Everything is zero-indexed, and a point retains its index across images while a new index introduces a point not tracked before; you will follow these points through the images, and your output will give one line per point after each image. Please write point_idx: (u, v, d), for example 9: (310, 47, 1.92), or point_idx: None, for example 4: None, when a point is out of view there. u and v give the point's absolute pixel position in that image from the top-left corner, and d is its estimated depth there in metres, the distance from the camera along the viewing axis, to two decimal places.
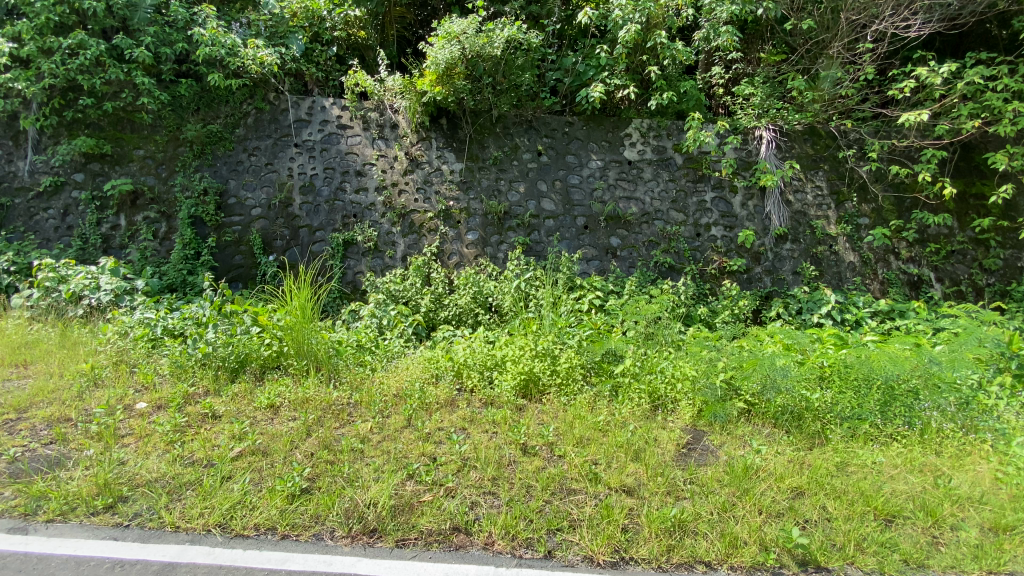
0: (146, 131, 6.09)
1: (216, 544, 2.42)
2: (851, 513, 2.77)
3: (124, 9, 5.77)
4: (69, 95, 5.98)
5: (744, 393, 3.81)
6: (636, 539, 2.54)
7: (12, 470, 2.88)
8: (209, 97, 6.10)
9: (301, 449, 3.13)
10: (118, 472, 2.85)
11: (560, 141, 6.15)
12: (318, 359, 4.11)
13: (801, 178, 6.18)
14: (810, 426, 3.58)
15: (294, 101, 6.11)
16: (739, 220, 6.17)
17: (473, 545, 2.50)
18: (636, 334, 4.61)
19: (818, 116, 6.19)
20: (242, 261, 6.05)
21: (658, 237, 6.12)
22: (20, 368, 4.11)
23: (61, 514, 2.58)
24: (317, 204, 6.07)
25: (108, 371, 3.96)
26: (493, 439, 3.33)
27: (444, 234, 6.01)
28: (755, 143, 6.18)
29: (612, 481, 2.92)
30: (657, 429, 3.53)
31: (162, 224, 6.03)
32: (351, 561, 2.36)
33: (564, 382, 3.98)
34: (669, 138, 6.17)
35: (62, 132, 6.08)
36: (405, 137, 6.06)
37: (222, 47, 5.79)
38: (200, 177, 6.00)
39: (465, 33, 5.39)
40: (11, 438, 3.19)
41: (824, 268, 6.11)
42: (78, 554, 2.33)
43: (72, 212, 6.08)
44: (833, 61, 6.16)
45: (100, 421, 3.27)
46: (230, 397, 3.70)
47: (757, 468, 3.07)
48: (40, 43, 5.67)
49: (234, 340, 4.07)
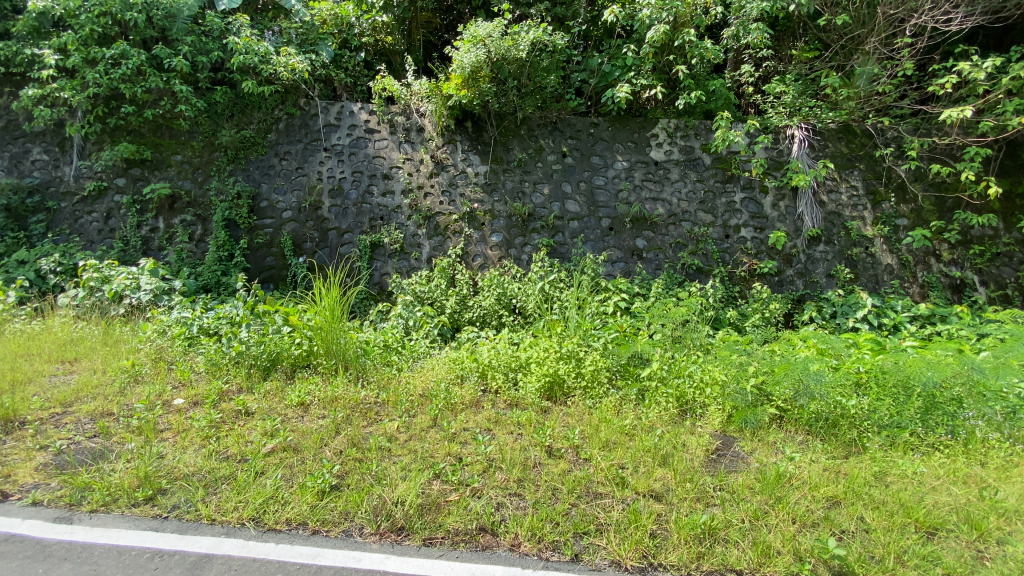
0: (183, 137, 6.30)
1: (251, 538, 2.49)
2: (891, 524, 2.67)
3: (164, 20, 6.02)
4: (112, 103, 6.22)
5: (776, 399, 3.71)
6: (664, 545, 2.50)
7: (59, 461, 3.02)
8: (243, 103, 6.28)
9: (331, 447, 3.18)
10: (157, 466, 2.95)
11: (585, 142, 6.12)
12: (347, 358, 4.19)
13: (835, 178, 5.99)
14: (846, 433, 3.46)
15: (323, 106, 6.24)
16: (769, 221, 6.02)
17: (501, 545, 2.50)
18: (663, 336, 4.54)
19: (854, 114, 5.99)
20: (273, 262, 6.20)
21: (685, 238, 6.03)
22: (65, 364, 4.30)
23: (104, 505, 2.68)
24: (346, 207, 6.19)
25: (147, 368, 4.11)
26: (518, 440, 3.33)
27: (468, 236, 6.06)
28: (786, 143, 6.01)
29: (639, 485, 2.88)
30: (686, 434, 3.46)
31: (197, 227, 6.24)
32: (380, 559, 2.39)
33: (589, 386, 3.93)
34: (697, 138, 6.06)
35: (105, 139, 6.36)
36: (430, 140, 6.12)
37: (255, 55, 5.98)
38: (234, 181, 6.19)
39: (491, 36, 5.41)
40: (58, 431, 3.33)
41: (860, 270, 5.91)
42: (120, 544, 2.43)
43: (114, 215, 6.35)
44: (869, 57, 5.96)
45: (141, 416, 3.40)
46: (262, 395, 3.79)
47: (790, 476, 2.99)
48: (85, 54, 5.90)
49: (267, 339, 4.16)
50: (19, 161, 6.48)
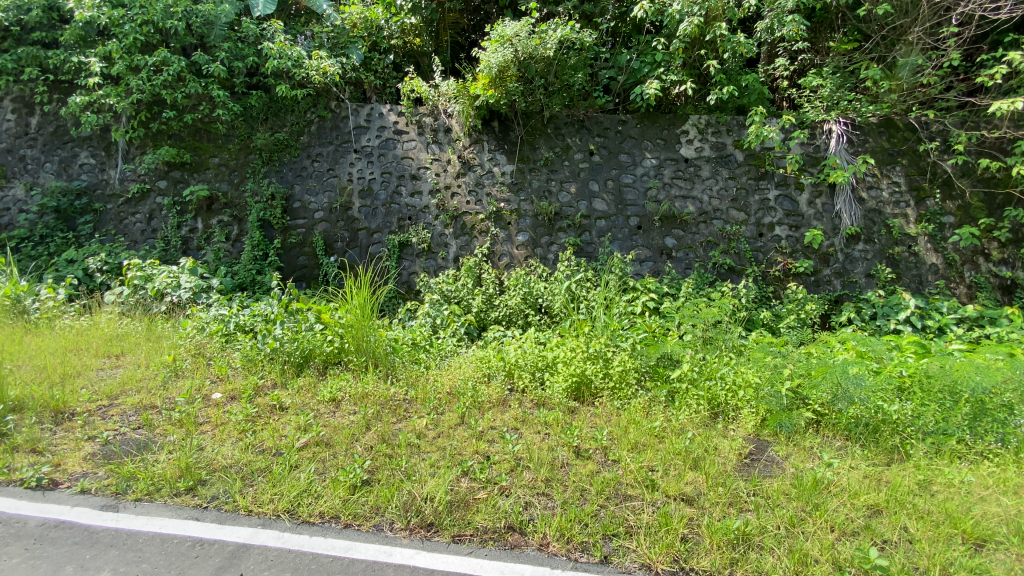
0: (220, 140, 6.52)
1: (285, 529, 2.55)
2: (936, 535, 2.55)
3: (203, 27, 6.26)
4: (154, 109, 6.47)
5: (813, 403, 3.58)
6: (696, 550, 2.45)
7: (106, 451, 3.17)
8: (277, 107, 6.45)
9: (361, 442, 3.24)
10: (198, 457, 3.06)
11: (612, 140, 6.05)
12: (376, 356, 4.28)
13: (875, 174, 5.76)
14: (887, 440, 3.32)
15: (353, 108, 6.34)
16: (805, 219, 5.83)
17: (529, 545, 2.49)
18: (693, 337, 4.45)
19: (896, 107, 5.73)
20: (306, 262, 6.36)
21: (717, 237, 5.90)
22: (112, 358, 4.51)
23: (148, 494, 2.79)
24: (375, 207, 6.29)
25: (187, 363, 4.27)
26: (546, 439, 3.32)
27: (494, 235, 6.08)
28: (823, 138, 5.79)
29: (670, 489, 2.83)
30: (718, 437, 3.38)
31: (233, 227, 6.45)
32: (410, 554, 2.42)
33: (617, 386, 3.88)
34: (729, 134, 5.91)
35: (148, 143, 6.62)
36: (458, 140, 6.16)
37: (289, 60, 6.13)
38: (269, 183, 6.37)
39: (518, 35, 5.39)
40: (105, 422, 3.50)
41: (902, 270, 5.67)
42: (163, 532, 2.53)
43: (156, 216, 6.62)
44: (912, 48, 5.72)
45: (181, 409, 3.53)
46: (296, 390, 3.89)
47: (828, 483, 2.89)
48: (129, 61, 6.15)
49: (300, 336, 4.26)
50: (68, 165, 6.81)
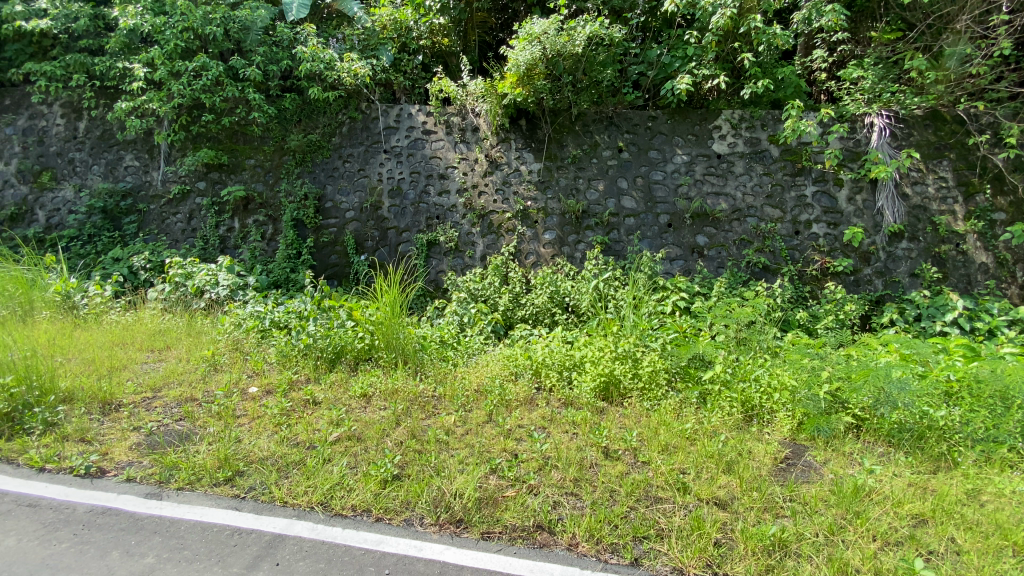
0: (256, 142, 6.72)
1: (319, 521, 2.61)
2: (986, 547, 2.43)
3: (240, 32, 6.46)
4: (194, 113, 6.71)
5: (853, 407, 3.45)
6: (730, 555, 2.39)
7: (151, 441, 3.31)
8: (309, 109, 6.60)
9: (392, 437, 3.29)
10: (236, 449, 3.16)
11: (642, 136, 5.95)
12: (406, 352, 4.36)
13: (921, 169, 5.50)
14: (934, 447, 3.18)
15: (383, 109, 6.43)
16: (845, 216, 5.62)
17: (559, 544, 2.48)
18: (727, 338, 4.34)
19: (943, 98, 5.44)
20: (338, 261, 6.50)
21: (751, 235, 5.75)
22: (156, 352, 4.70)
23: (189, 483, 2.90)
24: (404, 206, 6.38)
25: (226, 358, 4.42)
26: (574, 439, 3.30)
27: (521, 234, 6.07)
28: (865, 132, 5.56)
29: (702, 492, 2.77)
30: (752, 441, 3.30)
31: (268, 227, 6.64)
32: (440, 549, 2.44)
33: (647, 387, 3.83)
34: (764, 129, 5.74)
35: (188, 146, 6.87)
36: (485, 139, 6.18)
37: (320, 62, 6.26)
38: (302, 184, 6.53)
39: (547, 33, 5.38)
40: (149, 413, 3.65)
41: (949, 269, 5.41)
42: (203, 520, 2.63)
43: (195, 216, 6.87)
44: (960, 37, 5.43)
45: (220, 403, 3.66)
46: (328, 385, 3.98)
47: (870, 490, 2.78)
48: (170, 67, 6.38)
49: (332, 333, 4.35)
50: (114, 168, 7.13)
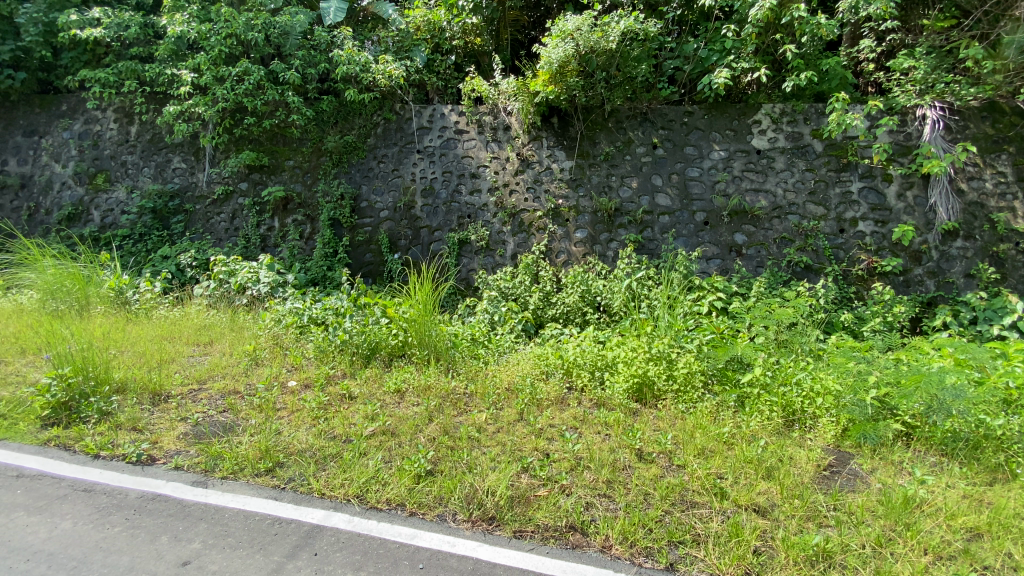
0: (294, 144, 6.92)
1: (355, 514, 2.67)
2: None
3: (280, 37, 6.66)
4: (237, 116, 6.95)
5: (903, 414, 3.28)
6: (770, 564, 2.32)
7: (197, 431, 3.46)
8: (346, 111, 6.75)
9: (425, 433, 3.33)
10: (276, 441, 3.27)
11: (677, 132, 5.83)
12: (438, 349, 4.42)
13: (978, 163, 5.19)
14: (991, 457, 3.01)
15: (417, 109, 6.52)
16: (894, 213, 5.36)
17: (591, 545, 2.46)
18: (766, 339, 4.21)
19: (1003, 88, 5.11)
20: (372, 259, 6.63)
21: (792, 233, 5.55)
22: (201, 346, 4.92)
23: (232, 473, 3.02)
24: (436, 205, 6.45)
25: (266, 353, 4.57)
26: (606, 440, 3.27)
27: (552, 232, 6.05)
28: (916, 124, 5.28)
29: (740, 498, 2.70)
30: (793, 446, 3.18)
31: (306, 226, 6.83)
32: (472, 545, 2.46)
33: (681, 389, 3.75)
34: (807, 123, 5.53)
35: (231, 148, 7.14)
36: (517, 137, 6.18)
37: (357, 65, 6.40)
38: (338, 184, 6.69)
39: (580, 30, 5.34)
40: (195, 405, 3.82)
41: (1009, 269, 5.08)
42: (246, 508, 2.73)
43: (238, 216, 7.14)
44: (1021, 24, 5.11)
45: (261, 396, 3.79)
46: (363, 380, 4.07)
47: (921, 501, 2.65)
48: (215, 72, 6.64)
49: (367, 330, 4.43)
50: (163, 170, 7.47)
